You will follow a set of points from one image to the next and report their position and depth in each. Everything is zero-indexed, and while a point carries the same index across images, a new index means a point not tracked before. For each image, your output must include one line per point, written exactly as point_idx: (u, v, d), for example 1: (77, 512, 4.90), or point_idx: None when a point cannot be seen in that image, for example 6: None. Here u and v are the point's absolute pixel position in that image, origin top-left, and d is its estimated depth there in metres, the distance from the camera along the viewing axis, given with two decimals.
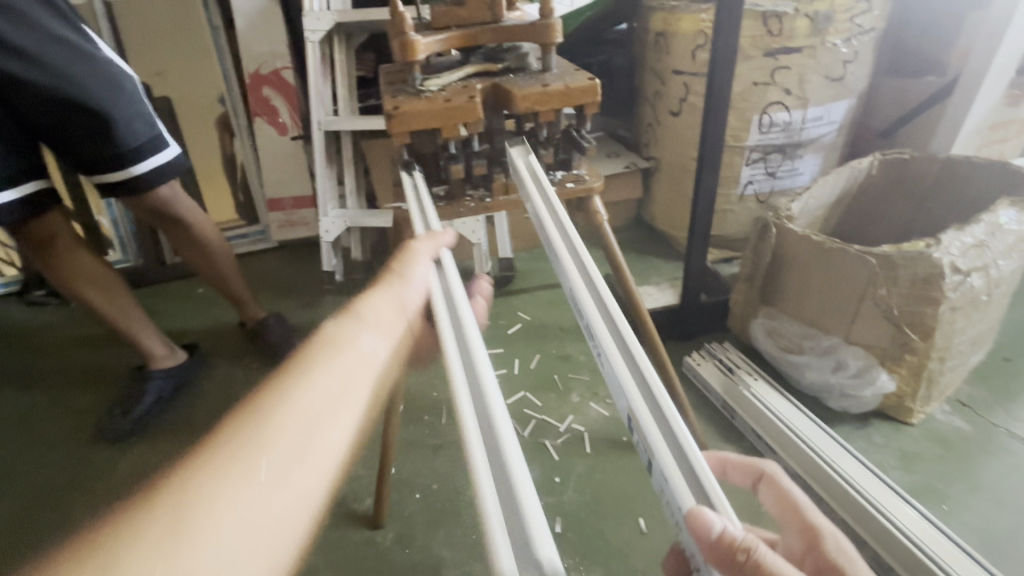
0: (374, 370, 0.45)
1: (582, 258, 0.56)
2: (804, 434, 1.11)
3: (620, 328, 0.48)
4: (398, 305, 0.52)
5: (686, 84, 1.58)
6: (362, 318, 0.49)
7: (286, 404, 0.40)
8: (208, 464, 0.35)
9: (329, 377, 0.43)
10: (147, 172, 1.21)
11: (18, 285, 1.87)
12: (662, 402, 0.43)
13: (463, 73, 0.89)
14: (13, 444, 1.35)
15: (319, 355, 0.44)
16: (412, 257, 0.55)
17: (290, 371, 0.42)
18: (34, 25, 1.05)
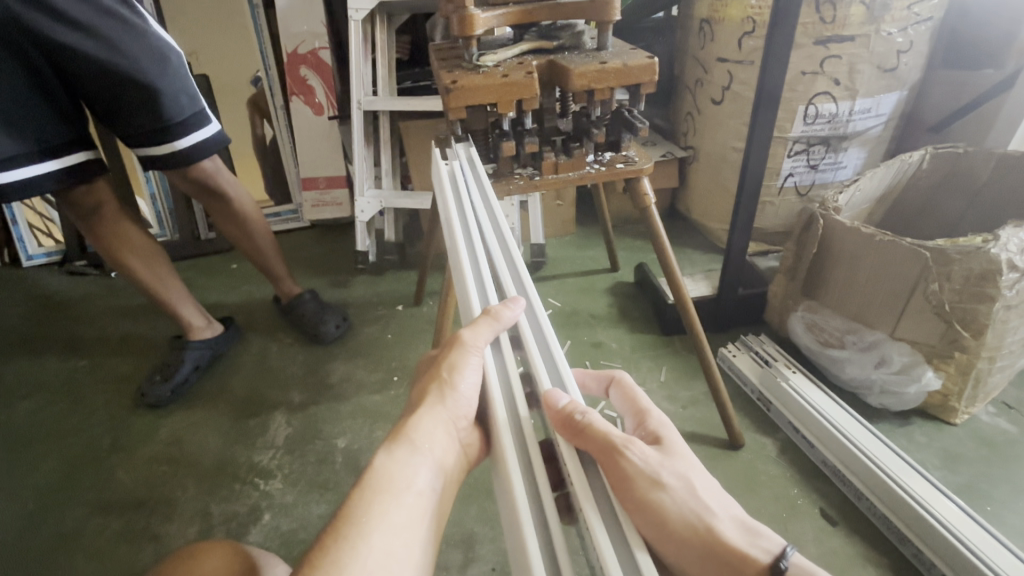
0: (427, 508, 0.50)
1: (513, 254, 0.69)
2: (843, 428, 1.09)
3: (533, 307, 0.62)
4: (448, 425, 0.55)
5: (729, 72, 1.54)
6: (415, 446, 0.53)
7: (362, 558, 0.45)
8: None
9: (387, 521, 0.47)
10: (190, 147, 1.22)
11: (60, 255, 1.93)
12: (553, 349, 0.58)
13: (518, 50, 0.88)
14: (57, 406, 1.40)
15: (379, 498, 0.48)
16: (466, 363, 0.57)
17: (356, 520, 0.46)
18: None
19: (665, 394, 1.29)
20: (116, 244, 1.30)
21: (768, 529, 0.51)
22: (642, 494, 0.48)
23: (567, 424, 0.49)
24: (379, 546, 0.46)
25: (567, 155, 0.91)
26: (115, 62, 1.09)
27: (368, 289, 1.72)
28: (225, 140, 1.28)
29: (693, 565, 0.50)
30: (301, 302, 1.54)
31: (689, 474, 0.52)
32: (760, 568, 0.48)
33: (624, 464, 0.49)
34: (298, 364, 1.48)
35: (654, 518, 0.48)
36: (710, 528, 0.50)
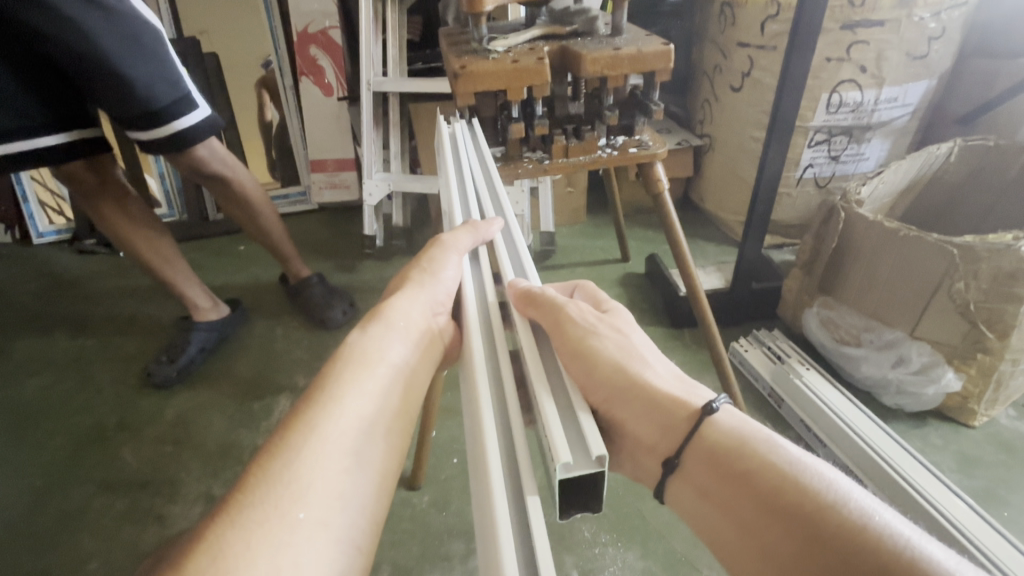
0: (403, 378, 0.47)
1: (499, 196, 0.70)
2: (855, 425, 1.07)
3: (513, 235, 0.63)
4: (426, 308, 0.54)
5: (750, 58, 1.49)
6: (390, 325, 0.50)
7: (334, 415, 0.41)
8: (261, 486, 0.37)
9: (360, 387, 0.44)
10: (172, 135, 1.14)
11: (70, 234, 1.93)
12: (526, 266, 0.58)
13: (530, 35, 0.85)
14: (66, 383, 1.40)
15: (352, 367, 0.45)
16: (445, 257, 0.58)
17: (329, 384, 0.43)
18: None
19: None
20: (122, 221, 1.28)
21: (705, 386, 0.49)
22: (576, 339, 0.49)
23: (528, 303, 0.51)
24: (350, 402, 0.43)
25: (578, 137, 0.87)
26: (82, 46, 1.01)
27: (374, 274, 1.70)
28: (210, 126, 1.18)
29: (627, 418, 0.48)
30: (310, 284, 1.53)
31: (628, 336, 0.51)
32: (690, 413, 0.45)
33: (563, 313, 0.50)
34: (304, 348, 1.47)
35: (583, 362, 0.48)
36: (638, 374, 0.48)
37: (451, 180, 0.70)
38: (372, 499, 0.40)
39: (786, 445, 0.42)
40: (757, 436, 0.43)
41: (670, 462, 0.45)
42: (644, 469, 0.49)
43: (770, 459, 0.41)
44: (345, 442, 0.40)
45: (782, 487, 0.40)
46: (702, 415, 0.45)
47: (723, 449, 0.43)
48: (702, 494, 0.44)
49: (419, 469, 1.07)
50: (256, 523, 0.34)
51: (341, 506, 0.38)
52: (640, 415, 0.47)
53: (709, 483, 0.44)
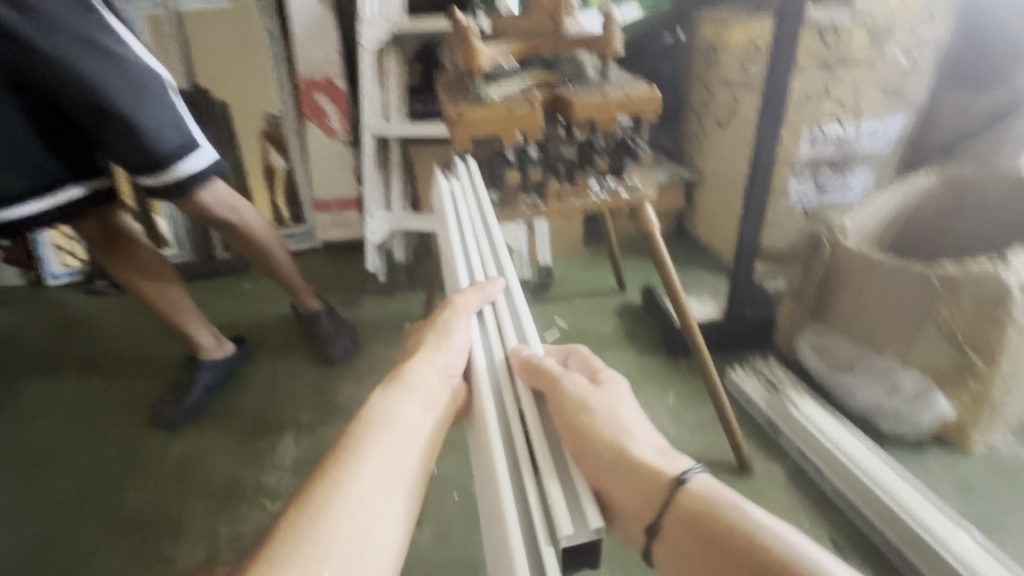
0: (420, 440, 0.50)
1: (497, 246, 0.74)
2: (853, 456, 1.07)
3: (514, 296, 0.65)
4: (442, 371, 0.57)
5: (734, 96, 1.56)
6: (410, 387, 0.54)
7: (355, 476, 0.45)
8: (289, 543, 0.41)
9: (380, 449, 0.48)
10: (175, 178, 1.18)
11: (81, 275, 1.99)
12: (526, 329, 0.61)
13: (523, 83, 0.90)
14: (73, 425, 1.43)
15: (374, 429, 0.49)
16: (458, 319, 0.61)
17: (352, 445, 0.47)
18: (61, 27, 1.03)
19: (672, 417, 1.28)
20: (128, 272, 1.35)
21: (683, 453, 0.52)
22: (568, 414, 0.52)
23: (533, 374, 0.54)
24: (374, 465, 0.46)
25: (571, 182, 0.92)
26: (94, 92, 1.07)
27: (377, 310, 1.74)
28: (207, 171, 1.22)
29: (615, 486, 0.50)
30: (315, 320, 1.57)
31: (615, 405, 0.54)
32: (665, 480, 0.49)
33: (558, 386, 0.53)
34: (308, 384, 1.50)
35: (576, 435, 0.51)
36: (620, 445, 0.51)
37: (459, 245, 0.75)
38: (388, 560, 0.44)
39: (750, 508, 0.46)
40: (725, 500, 0.47)
41: (652, 528, 0.48)
42: (632, 536, 0.51)
43: (736, 521, 0.45)
44: (371, 503, 0.44)
45: (747, 550, 0.43)
46: (676, 483, 0.48)
47: (695, 513, 0.47)
48: (681, 559, 0.47)
49: (420, 504, 1.09)
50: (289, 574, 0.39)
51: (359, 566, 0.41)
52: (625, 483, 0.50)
53: (688, 548, 0.46)
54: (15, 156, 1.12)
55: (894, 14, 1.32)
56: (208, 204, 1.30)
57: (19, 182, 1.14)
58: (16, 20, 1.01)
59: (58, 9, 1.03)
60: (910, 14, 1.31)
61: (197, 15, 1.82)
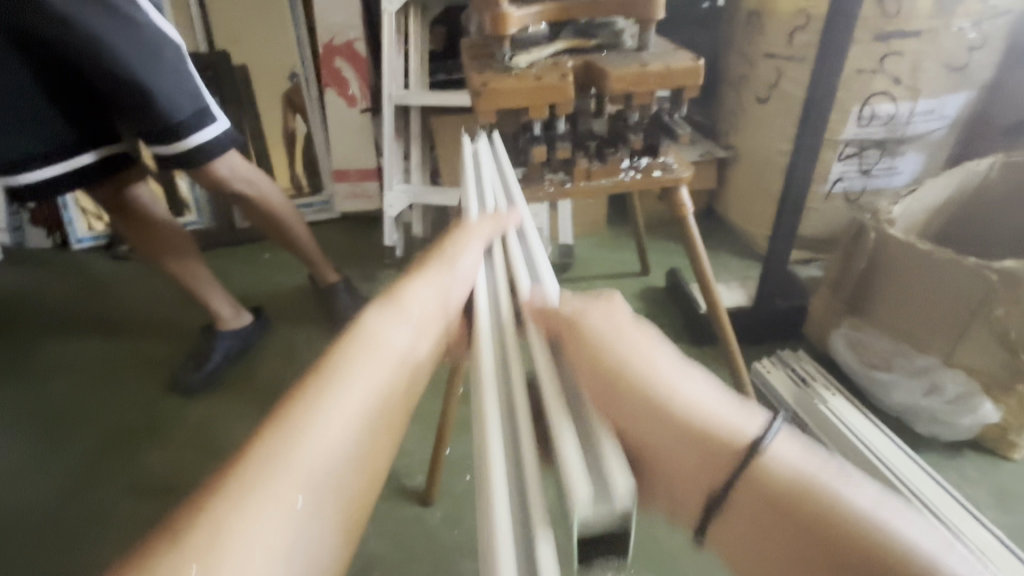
0: (406, 374, 0.39)
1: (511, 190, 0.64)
2: (889, 462, 1.01)
3: (531, 244, 0.55)
4: (440, 295, 0.46)
5: (778, 69, 1.45)
6: (402, 309, 0.43)
7: (318, 415, 0.35)
8: (214, 500, 0.31)
9: (354, 382, 0.37)
10: (187, 149, 1.15)
11: (105, 240, 2.00)
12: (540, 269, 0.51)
13: (554, 49, 0.82)
14: (97, 387, 1.45)
15: (350, 356, 0.38)
16: (460, 245, 0.52)
17: (318, 374, 0.37)
18: None
19: None
20: (147, 243, 1.34)
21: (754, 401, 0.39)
22: (590, 357, 0.40)
23: (547, 319, 0.43)
24: (342, 394, 0.36)
25: (601, 160, 0.85)
26: (105, 56, 1.03)
27: None
28: (218, 141, 1.18)
29: (664, 450, 0.37)
30: (332, 293, 1.55)
31: (653, 351, 0.40)
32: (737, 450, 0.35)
33: (577, 327, 0.41)
34: (325, 357, 1.49)
35: (608, 389, 0.38)
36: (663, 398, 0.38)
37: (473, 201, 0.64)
38: (345, 522, 0.33)
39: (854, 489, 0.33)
40: (820, 478, 0.34)
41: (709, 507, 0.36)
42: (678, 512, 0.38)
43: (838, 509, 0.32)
44: (335, 440, 0.34)
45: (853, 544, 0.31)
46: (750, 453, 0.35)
47: (779, 493, 0.34)
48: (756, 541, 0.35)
49: (432, 485, 1.08)
50: (205, 541, 0.29)
51: (302, 533, 0.31)
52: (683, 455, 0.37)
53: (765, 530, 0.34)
54: (23, 119, 1.10)
55: None
56: (225, 173, 1.27)
57: (27, 146, 1.12)
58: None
59: None
60: None
61: None
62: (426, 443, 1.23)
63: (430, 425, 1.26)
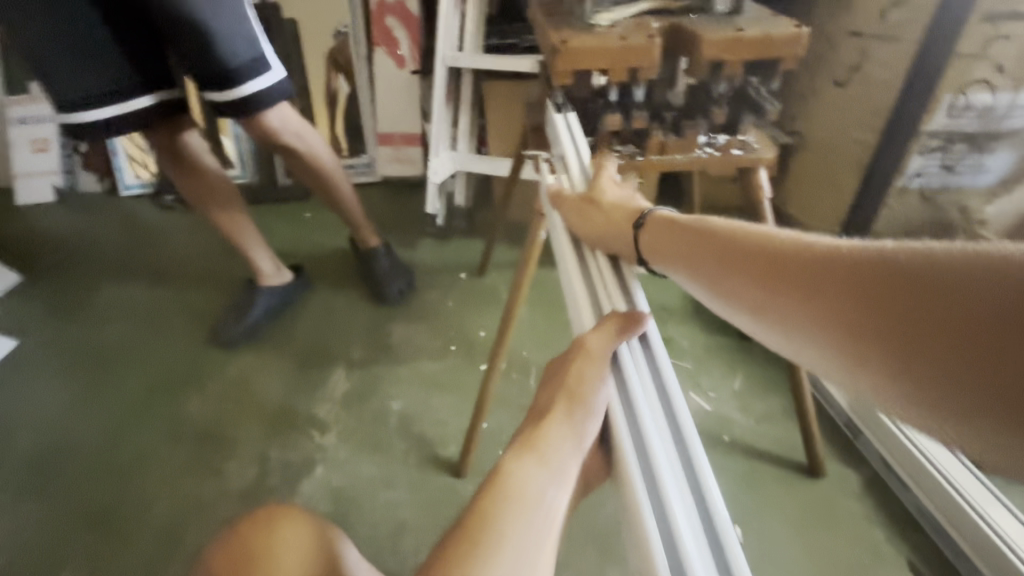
0: (555, 522, 0.47)
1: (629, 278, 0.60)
2: (955, 479, 0.94)
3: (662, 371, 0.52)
4: (577, 439, 0.50)
5: (862, 50, 1.34)
6: (544, 460, 0.48)
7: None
8: None
9: (519, 543, 0.44)
10: (240, 97, 1.13)
11: (152, 189, 2.02)
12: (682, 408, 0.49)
13: (638, 9, 0.75)
14: (141, 333, 1.49)
15: (507, 514, 0.45)
16: (598, 375, 0.52)
17: (487, 539, 0.44)
18: None
19: (738, 404, 1.19)
20: (196, 190, 1.34)
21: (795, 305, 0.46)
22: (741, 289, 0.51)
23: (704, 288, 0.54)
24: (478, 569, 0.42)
25: (677, 134, 0.78)
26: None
27: (434, 253, 1.69)
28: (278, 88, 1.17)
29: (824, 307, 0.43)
30: (372, 258, 1.53)
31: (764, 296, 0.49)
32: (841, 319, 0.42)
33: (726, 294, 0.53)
34: (362, 320, 1.48)
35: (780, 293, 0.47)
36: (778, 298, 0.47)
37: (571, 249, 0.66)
38: None
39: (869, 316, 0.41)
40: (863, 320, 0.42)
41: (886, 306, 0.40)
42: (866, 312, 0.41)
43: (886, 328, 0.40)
44: None
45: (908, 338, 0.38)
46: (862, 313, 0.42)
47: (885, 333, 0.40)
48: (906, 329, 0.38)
49: (466, 455, 1.09)
50: None
51: None
52: (826, 290, 0.41)
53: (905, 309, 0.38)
54: (85, 56, 1.09)
55: None
56: (275, 124, 1.25)
57: (87, 86, 1.12)
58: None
59: None
60: None
61: None
62: (461, 416, 1.24)
63: (467, 398, 1.27)
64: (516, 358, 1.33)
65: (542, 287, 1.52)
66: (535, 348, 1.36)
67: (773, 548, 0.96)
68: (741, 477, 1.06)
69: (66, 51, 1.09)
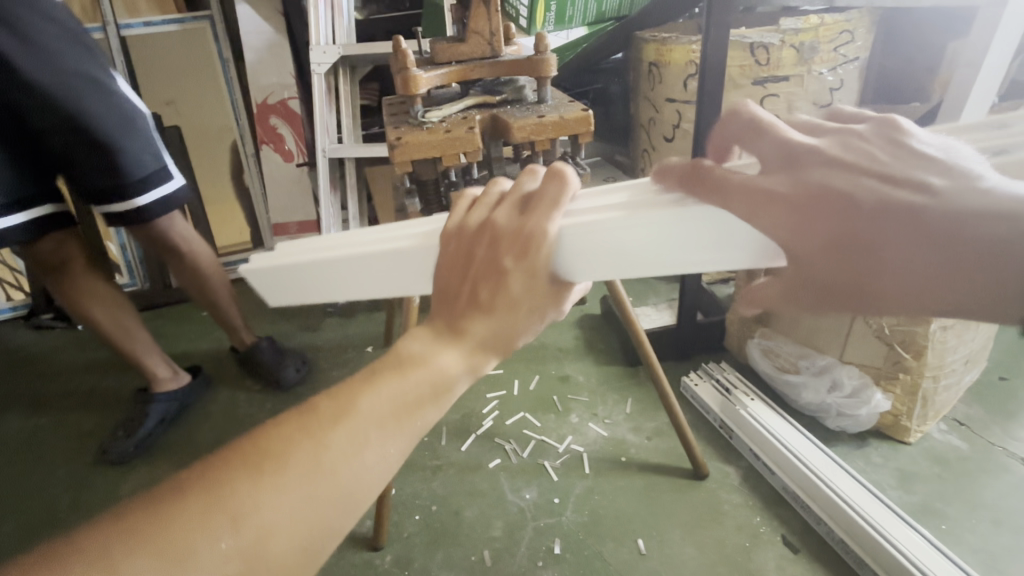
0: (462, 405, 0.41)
1: None
2: (805, 458, 1.10)
3: None
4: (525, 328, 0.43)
5: (679, 112, 1.63)
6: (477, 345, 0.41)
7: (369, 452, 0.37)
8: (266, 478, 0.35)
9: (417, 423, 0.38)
10: (141, 206, 1.21)
11: (26, 310, 1.91)
12: None
13: (463, 105, 0.90)
14: (17, 466, 1.36)
15: (412, 389, 0.38)
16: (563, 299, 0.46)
17: (388, 403, 0.38)
18: (53, 58, 1.06)
19: (630, 425, 1.30)
20: (81, 292, 1.28)
21: None
22: None
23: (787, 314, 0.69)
24: (375, 456, 0.37)
25: None
26: (77, 120, 1.09)
27: (338, 332, 1.73)
28: (185, 194, 1.27)
29: None
30: (255, 352, 1.53)
31: None
32: None
33: None
34: (267, 412, 1.46)
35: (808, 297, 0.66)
36: None
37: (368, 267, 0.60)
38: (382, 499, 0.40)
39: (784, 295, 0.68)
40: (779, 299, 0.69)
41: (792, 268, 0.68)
42: None
43: None
44: (370, 470, 0.37)
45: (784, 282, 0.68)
46: None
47: None
48: None
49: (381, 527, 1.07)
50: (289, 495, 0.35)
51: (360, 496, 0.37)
52: None
53: None
54: None
55: (818, 34, 1.40)
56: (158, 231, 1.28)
57: None
58: (13, 48, 1.03)
59: (55, 42, 1.07)
60: (831, 33, 1.40)
61: (144, 41, 1.79)
62: None
63: None
64: None
65: None
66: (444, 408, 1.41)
67: (671, 552, 1.04)
68: (639, 493, 1.15)
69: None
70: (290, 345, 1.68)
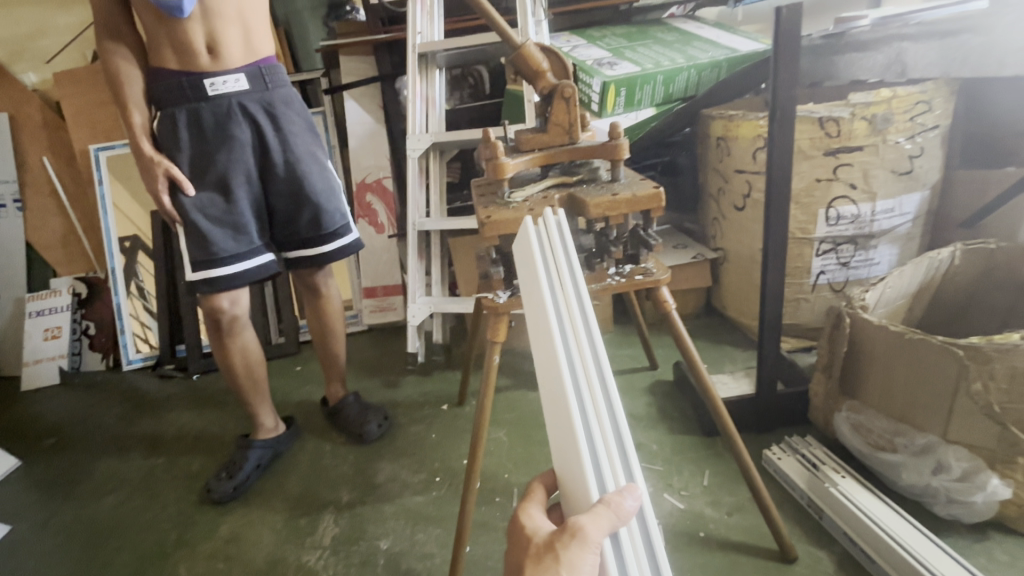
0: None
1: (617, 416, 0.63)
2: (912, 547, 1.00)
3: (620, 430, 0.62)
4: None
5: (749, 182, 1.66)
6: None
7: None
8: None
9: None
10: (330, 254, 1.43)
11: (153, 360, 2.19)
12: (618, 418, 0.63)
13: (543, 186, 1.01)
14: (137, 500, 1.54)
15: None
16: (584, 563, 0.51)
17: None
18: (292, 138, 1.35)
19: (708, 499, 1.25)
20: (227, 343, 1.40)
21: None
22: None
23: None
24: None
25: (590, 270, 1.02)
26: (300, 185, 1.36)
27: (416, 390, 1.83)
28: (362, 245, 1.45)
29: None
30: (342, 405, 1.66)
31: None
32: None
33: None
34: (350, 464, 1.56)
35: None
36: None
37: (556, 241, 0.73)
38: None
39: None
40: None
41: None
42: None
43: None
44: None
45: None
46: None
47: None
48: None
49: None
50: None
51: None
52: None
53: None
54: (232, 224, 1.31)
55: (891, 105, 1.40)
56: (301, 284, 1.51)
57: (225, 250, 1.31)
58: (267, 128, 1.32)
59: (295, 128, 1.36)
60: (906, 104, 1.40)
61: None
62: (447, 546, 1.28)
63: (451, 527, 1.32)
64: (497, 482, 1.40)
65: (517, 410, 1.64)
66: (515, 469, 1.43)
67: None
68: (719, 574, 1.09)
69: (219, 221, 1.30)
70: (372, 401, 1.79)
